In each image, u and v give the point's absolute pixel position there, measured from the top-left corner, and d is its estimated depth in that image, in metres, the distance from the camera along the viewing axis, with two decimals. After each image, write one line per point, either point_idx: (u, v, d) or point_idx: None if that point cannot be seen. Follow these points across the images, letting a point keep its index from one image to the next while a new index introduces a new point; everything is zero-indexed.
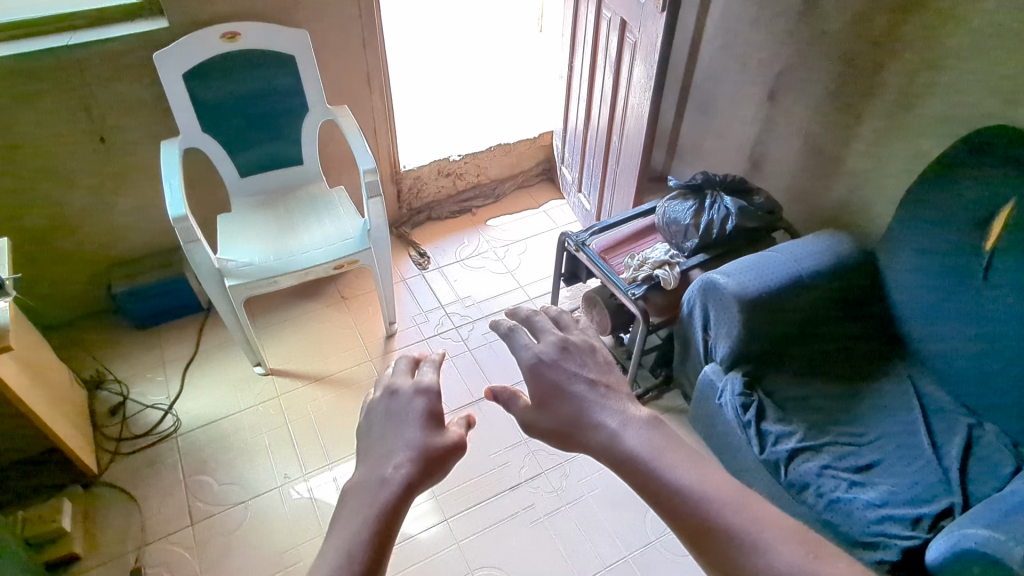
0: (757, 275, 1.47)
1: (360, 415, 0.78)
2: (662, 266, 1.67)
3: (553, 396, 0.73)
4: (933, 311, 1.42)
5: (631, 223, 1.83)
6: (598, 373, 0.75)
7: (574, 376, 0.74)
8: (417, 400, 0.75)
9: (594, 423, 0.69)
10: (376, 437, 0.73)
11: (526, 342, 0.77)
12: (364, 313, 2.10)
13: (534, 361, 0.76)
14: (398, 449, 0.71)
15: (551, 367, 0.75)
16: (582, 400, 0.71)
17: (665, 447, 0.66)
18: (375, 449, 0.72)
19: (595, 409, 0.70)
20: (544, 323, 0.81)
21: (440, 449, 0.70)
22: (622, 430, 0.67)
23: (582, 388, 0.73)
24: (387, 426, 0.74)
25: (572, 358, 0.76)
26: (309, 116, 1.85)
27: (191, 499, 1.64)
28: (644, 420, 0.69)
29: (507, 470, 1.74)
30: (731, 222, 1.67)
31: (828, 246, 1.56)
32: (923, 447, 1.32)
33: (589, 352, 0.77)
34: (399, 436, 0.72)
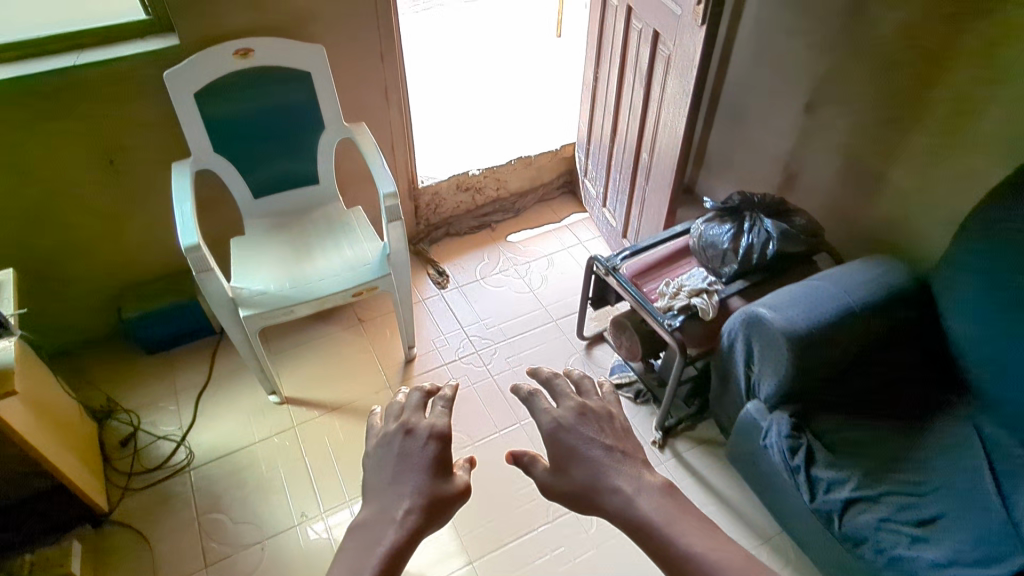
0: (805, 309, 1.37)
1: (370, 448, 0.79)
2: (700, 294, 1.57)
3: (569, 461, 0.73)
4: (995, 349, 1.31)
5: (663, 246, 1.74)
6: (615, 439, 0.75)
7: (591, 441, 0.73)
8: (429, 445, 0.77)
9: (610, 489, 0.69)
10: (383, 480, 0.75)
11: (543, 406, 0.77)
12: (382, 336, 2.02)
13: (552, 424, 0.75)
14: (407, 494, 0.73)
15: (569, 431, 0.74)
16: (599, 465, 0.71)
17: (679, 518, 0.67)
18: (380, 491, 0.74)
19: (610, 476, 0.70)
20: (563, 385, 0.81)
21: (444, 501, 0.73)
22: (639, 497, 0.68)
23: (599, 453, 0.73)
24: (396, 467, 0.76)
25: (588, 423, 0.75)
26: (325, 134, 1.77)
27: (205, 539, 1.57)
28: (659, 487, 0.69)
29: (534, 508, 1.66)
30: (772, 246, 1.57)
31: (878, 275, 1.46)
32: (990, 498, 1.22)
33: (607, 418, 0.76)
34: (408, 482, 0.74)
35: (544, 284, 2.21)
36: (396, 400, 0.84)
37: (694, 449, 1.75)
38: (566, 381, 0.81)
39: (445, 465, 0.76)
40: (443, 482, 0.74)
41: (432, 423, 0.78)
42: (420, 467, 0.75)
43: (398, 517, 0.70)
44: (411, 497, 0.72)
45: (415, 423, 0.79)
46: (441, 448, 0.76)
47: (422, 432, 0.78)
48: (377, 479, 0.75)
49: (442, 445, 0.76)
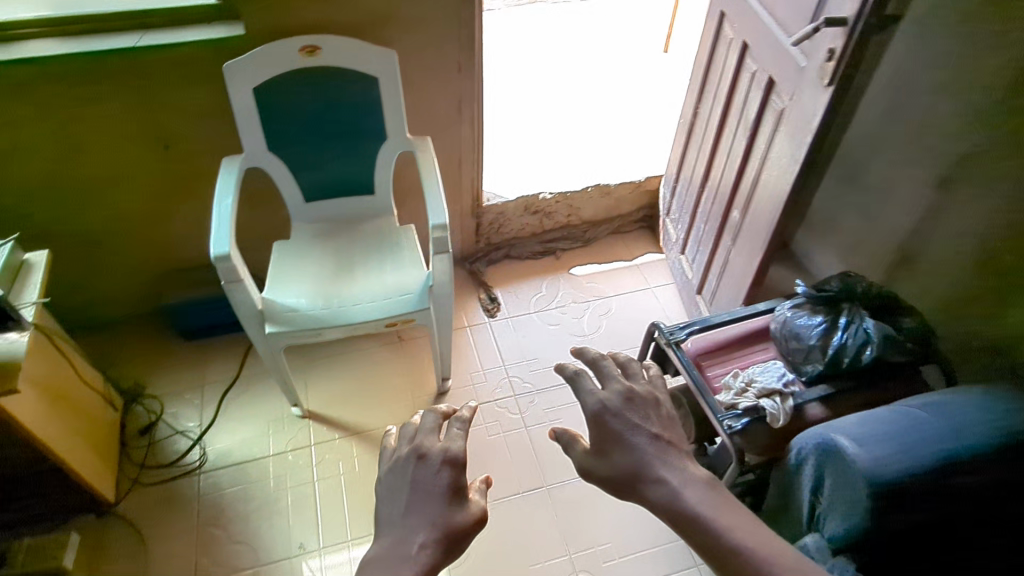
0: (898, 449, 1.13)
1: (389, 463, 0.82)
2: (772, 395, 1.34)
3: (613, 444, 0.79)
4: None
5: (737, 324, 1.52)
6: (661, 425, 0.81)
7: (637, 428, 0.80)
8: (443, 472, 0.77)
9: (654, 478, 0.77)
10: (398, 510, 0.76)
11: (592, 389, 0.83)
12: (418, 360, 1.90)
13: (598, 407, 0.81)
14: (421, 527, 0.73)
15: (615, 416, 0.80)
16: (644, 453, 0.78)
17: (722, 506, 0.76)
18: (393, 522, 0.75)
19: (655, 465, 0.78)
20: (610, 370, 0.86)
21: (460, 531, 0.73)
22: (683, 488, 0.76)
23: (646, 441, 0.79)
24: (412, 495, 0.77)
25: (635, 411, 0.81)
26: (387, 144, 1.64)
27: (199, 554, 1.51)
28: (703, 481, 0.77)
29: None
30: (869, 351, 1.33)
31: (1001, 419, 1.19)
32: None
33: (653, 405, 0.82)
34: (422, 512, 0.75)
35: (601, 330, 2.02)
36: (410, 423, 0.85)
37: None
38: (611, 367, 0.86)
39: (459, 491, 0.76)
40: (457, 514, 0.75)
41: (447, 448, 0.79)
42: (434, 498, 0.76)
43: (412, 554, 0.71)
44: (424, 530, 0.73)
45: (429, 448, 0.79)
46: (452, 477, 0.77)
47: (434, 458, 0.79)
48: (395, 498, 0.77)
49: (458, 473, 0.77)
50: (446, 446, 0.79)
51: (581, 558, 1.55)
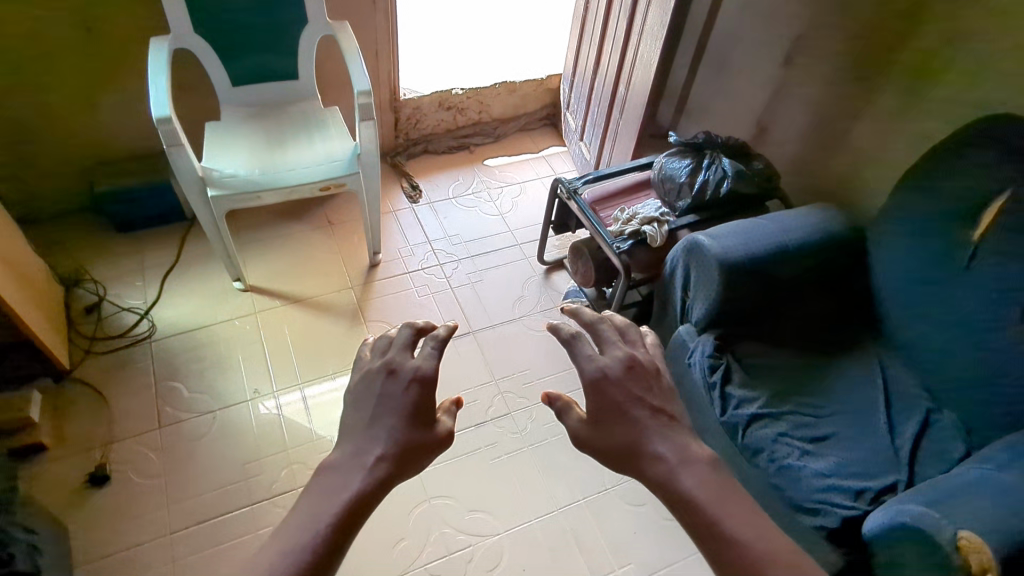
0: (743, 241, 1.46)
1: (357, 379, 0.83)
2: (651, 222, 1.64)
3: (612, 415, 0.76)
4: (911, 299, 1.45)
5: (625, 176, 1.81)
6: (660, 399, 0.78)
7: (636, 400, 0.77)
8: (410, 389, 0.79)
9: (652, 454, 0.73)
10: (362, 419, 0.78)
11: (588, 354, 0.80)
12: (349, 239, 2.09)
13: (595, 373, 0.78)
14: (379, 440, 0.76)
15: (614, 385, 0.78)
16: (641, 426, 0.75)
17: (721, 491, 0.71)
18: (359, 431, 0.77)
19: (653, 440, 0.74)
20: (609, 336, 0.84)
21: (416, 450, 0.76)
22: (682, 470, 0.71)
23: (643, 415, 0.76)
24: (375, 407, 0.79)
25: (634, 380, 0.78)
26: (308, 29, 1.78)
27: (161, 404, 1.67)
28: (703, 461, 0.73)
29: (474, 407, 1.76)
30: (726, 184, 1.64)
31: (818, 220, 1.55)
32: (879, 425, 1.38)
33: (653, 377, 0.80)
34: (383, 425, 0.77)
35: (514, 209, 2.27)
36: (387, 338, 0.86)
37: None
38: (609, 335, 0.83)
39: (427, 412, 0.79)
40: (415, 432, 0.77)
41: (418, 366, 0.80)
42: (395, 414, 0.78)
43: (367, 463, 0.73)
44: (383, 443, 0.75)
45: (399, 365, 0.81)
46: (422, 396, 0.79)
47: (405, 375, 0.80)
48: (360, 413, 0.79)
49: (423, 393, 0.79)
50: (422, 366, 0.80)
51: (505, 381, 1.82)
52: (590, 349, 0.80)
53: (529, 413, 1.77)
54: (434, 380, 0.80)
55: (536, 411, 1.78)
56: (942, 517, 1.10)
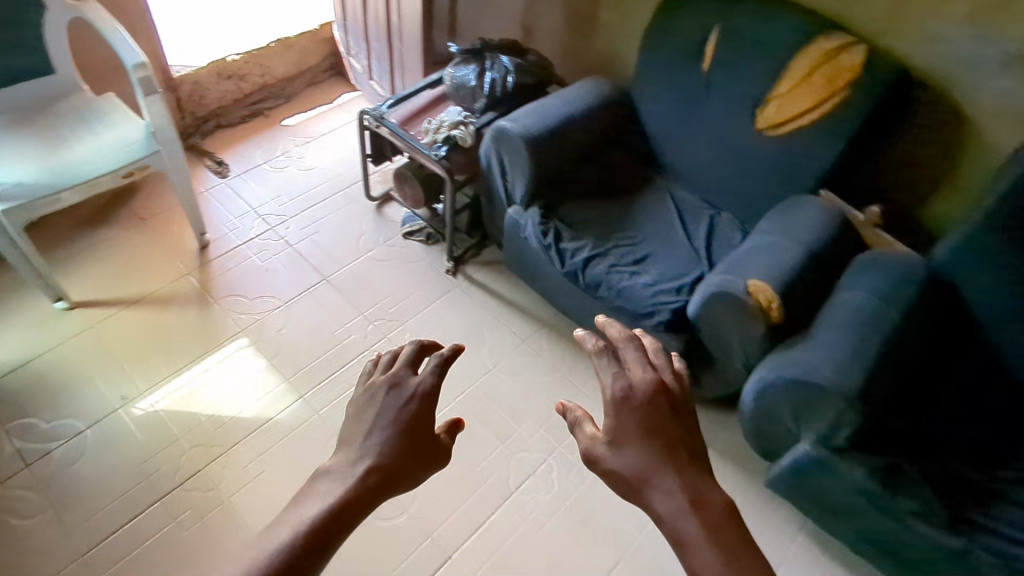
0: (538, 119, 1.69)
1: (358, 391, 0.79)
2: (458, 126, 1.81)
3: (626, 438, 0.69)
4: (677, 132, 1.78)
5: (420, 97, 1.94)
6: (682, 434, 0.70)
7: (651, 426, 0.69)
8: (412, 403, 0.76)
9: (665, 488, 0.66)
10: (360, 428, 0.74)
11: (610, 370, 0.73)
12: (168, 230, 2.01)
13: (615, 394, 0.71)
14: (372, 450, 0.72)
15: (631, 408, 0.70)
16: (654, 455, 0.68)
17: (728, 536, 0.63)
18: (353, 438, 0.73)
19: (665, 473, 0.67)
20: (635, 353, 0.75)
21: (407, 465, 0.72)
22: (688, 513, 0.64)
23: (658, 443, 0.68)
24: (370, 418, 0.75)
25: (652, 406, 0.70)
26: (48, 15, 1.65)
27: (19, 441, 1.56)
28: (713, 504, 0.65)
29: (350, 343, 1.85)
30: (510, 79, 1.85)
31: (593, 89, 1.81)
32: (680, 235, 1.71)
33: (678, 407, 0.71)
34: (377, 435, 0.73)
35: (327, 160, 2.30)
36: (392, 351, 0.83)
37: (482, 270, 2.06)
38: (635, 349, 0.75)
39: (429, 428, 0.75)
40: (407, 444, 0.73)
41: (420, 383, 0.78)
42: (388, 426, 0.74)
43: (359, 471, 0.70)
44: (377, 453, 0.71)
45: (403, 378, 0.78)
46: (422, 411, 0.76)
47: (408, 389, 0.77)
48: (354, 425, 0.75)
49: (423, 408, 0.76)
50: (428, 378, 0.78)
51: (371, 312, 1.92)
52: (611, 358, 0.75)
53: (403, 331, 1.89)
54: (434, 397, 0.77)
55: (410, 327, 1.90)
56: (733, 282, 1.44)
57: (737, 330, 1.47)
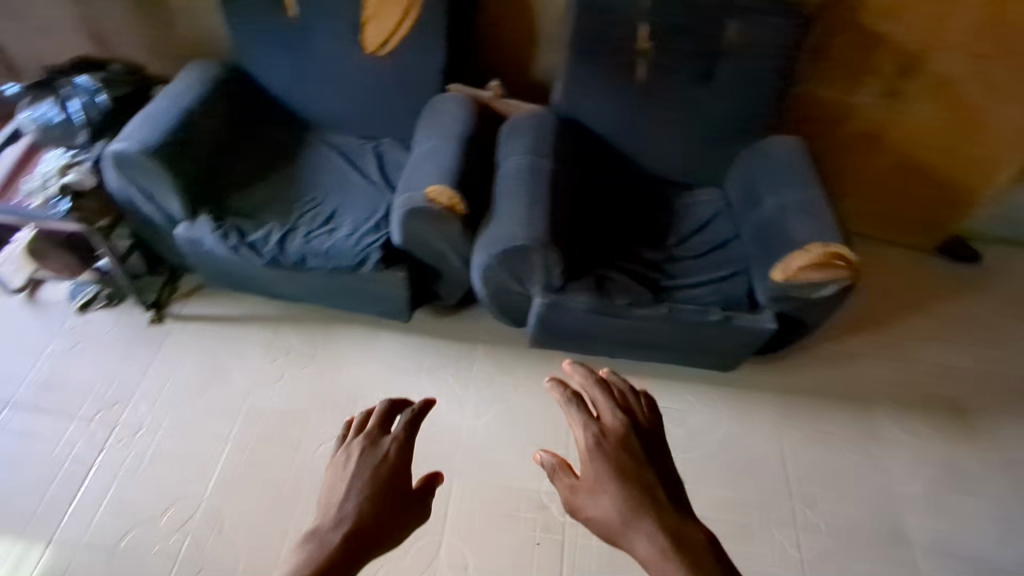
0: (152, 128, 1.55)
1: (332, 456, 0.80)
2: (69, 170, 1.58)
3: (600, 482, 0.75)
4: (302, 85, 1.80)
5: (3, 157, 1.64)
6: (657, 477, 0.77)
7: (621, 474, 0.75)
8: (385, 464, 0.78)
9: (641, 530, 0.71)
10: (334, 496, 0.75)
11: (580, 419, 0.80)
12: None
13: (587, 442, 0.78)
14: (348, 512, 0.73)
15: (602, 452, 0.77)
16: (625, 498, 0.73)
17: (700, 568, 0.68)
18: (328, 505, 0.74)
19: (641, 518, 0.72)
20: (604, 398, 0.83)
21: (380, 523, 0.73)
22: (663, 556, 0.68)
23: (632, 487, 0.74)
24: (342, 486, 0.75)
25: (619, 449, 0.77)
26: None
27: None
28: (688, 541, 0.70)
29: (80, 453, 1.60)
30: (103, 97, 1.67)
31: (198, 77, 1.70)
32: (354, 178, 1.74)
33: (648, 447, 0.79)
34: (350, 498, 0.74)
35: None
36: (368, 414, 0.84)
37: (188, 303, 1.89)
38: (602, 398, 0.83)
39: (405, 487, 0.77)
40: (376, 506, 0.74)
41: (394, 442, 0.80)
42: (359, 489, 0.75)
43: (331, 537, 0.70)
44: (353, 514, 0.73)
45: (378, 439, 0.80)
46: (395, 468, 0.78)
47: (381, 447, 0.79)
48: (331, 489, 0.75)
49: (397, 468, 0.78)
50: (398, 435, 0.80)
51: (88, 409, 1.67)
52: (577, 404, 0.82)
53: (135, 408, 1.68)
54: (406, 455, 0.79)
55: (140, 399, 1.70)
56: (408, 198, 1.52)
57: (439, 235, 1.56)
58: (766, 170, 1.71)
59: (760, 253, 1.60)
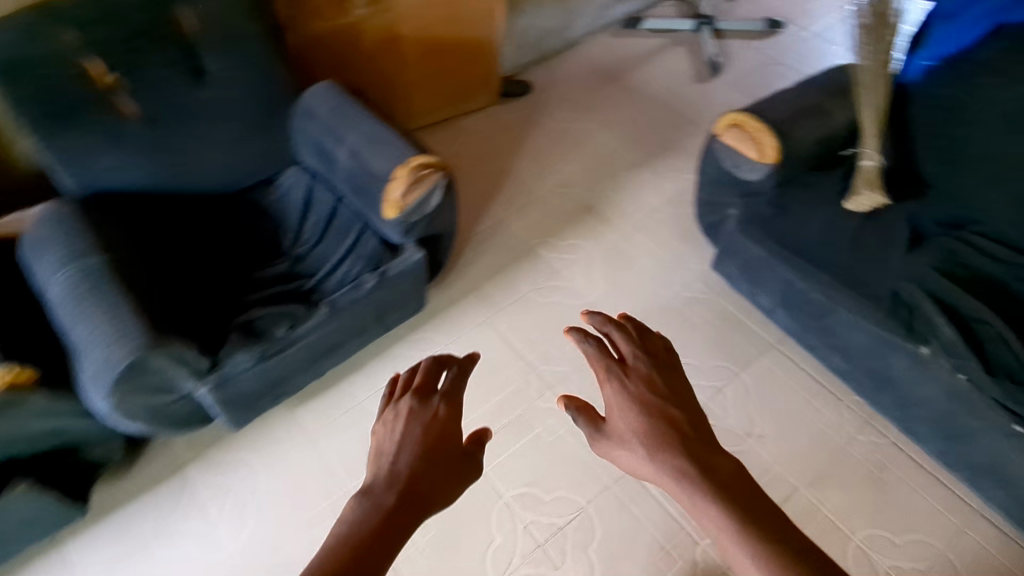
0: None
1: (378, 422, 0.91)
2: None
3: (623, 414, 0.93)
4: None
5: None
6: (680, 410, 0.94)
7: (642, 412, 0.93)
8: (435, 422, 0.90)
9: (662, 457, 0.88)
10: (388, 446, 0.86)
11: (607, 368, 0.99)
12: None
13: (614, 386, 0.96)
14: (398, 466, 0.84)
15: (627, 394, 0.95)
16: (650, 430, 0.91)
17: (725, 491, 0.84)
18: (382, 455, 0.86)
19: (665, 450, 0.88)
20: (626, 347, 1.01)
21: (432, 478, 0.84)
22: (689, 480, 0.85)
23: (658, 420, 0.92)
24: (399, 443, 0.87)
25: (635, 388, 0.96)
26: None
27: None
28: (719, 468, 0.87)
29: None
30: None
31: None
32: None
33: (675, 383, 0.97)
34: (403, 453, 0.85)
35: None
36: (411, 380, 0.97)
37: None
38: (625, 341, 1.02)
39: (458, 445, 0.88)
40: (432, 461, 0.85)
41: (440, 405, 0.91)
42: (411, 447, 0.86)
43: (390, 492, 0.80)
44: (407, 456, 0.85)
45: (426, 401, 0.92)
46: (441, 426, 0.90)
47: (426, 407, 0.91)
48: (383, 444, 0.87)
49: (443, 424, 0.90)
50: (440, 394, 0.93)
51: None
52: (599, 344, 1.01)
53: None
54: (450, 416, 0.91)
55: None
56: None
57: (27, 421, 1.23)
58: (316, 126, 1.65)
59: (365, 201, 1.59)
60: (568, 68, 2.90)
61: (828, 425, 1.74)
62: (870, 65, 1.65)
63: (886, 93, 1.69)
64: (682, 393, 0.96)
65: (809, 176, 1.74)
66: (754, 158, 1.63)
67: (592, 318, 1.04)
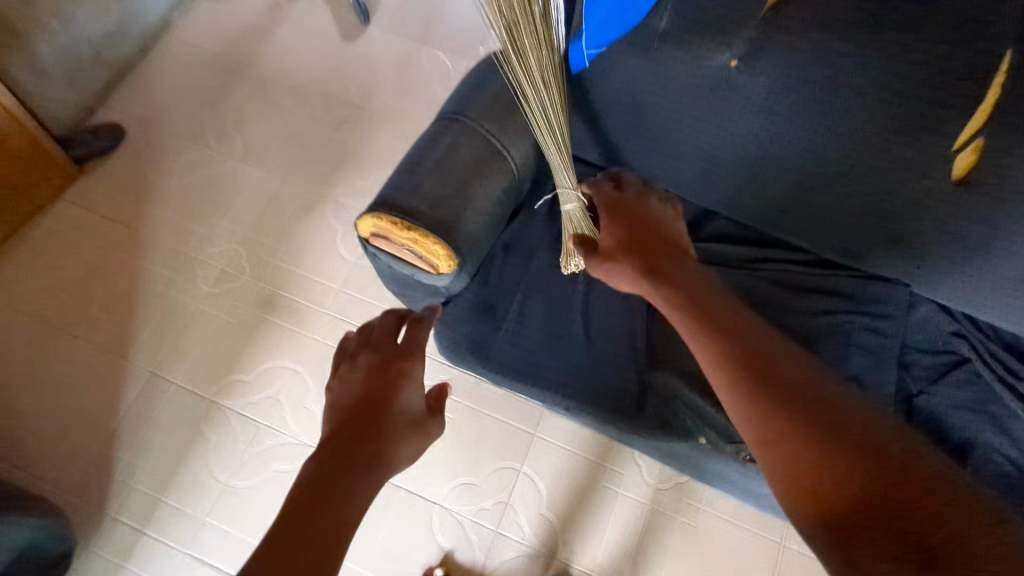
0: None
1: (337, 371, 0.93)
2: None
3: (609, 217, 1.08)
4: None
5: None
6: (671, 237, 1.07)
7: (619, 223, 1.06)
8: (389, 373, 0.90)
9: (636, 258, 1.00)
10: (344, 396, 0.88)
11: (604, 193, 1.12)
12: None
13: (606, 203, 1.11)
14: (357, 418, 0.84)
15: (618, 205, 1.09)
16: (627, 229, 1.04)
17: (699, 281, 0.93)
18: (340, 407, 0.86)
19: (654, 257, 0.99)
20: (621, 188, 1.12)
21: (387, 433, 0.83)
22: (668, 273, 0.95)
23: (639, 229, 1.04)
24: (349, 392, 0.88)
25: (619, 207, 1.09)
26: None
27: None
28: (700, 275, 0.96)
29: None
30: None
31: None
32: None
33: (656, 216, 1.08)
34: (357, 400, 0.86)
35: None
36: (371, 329, 0.98)
37: None
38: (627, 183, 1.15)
39: (418, 396, 0.89)
40: (389, 412, 0.85)
41: (397, 357, 0.92)
42: (369, 396, 0.86)
43: (347, 445, 0.79)
44: (355, 407, 0.85)
45: (388, 352, 0.93)
46: (395, 381, 0.89)
47: (378, 357, 0.92)
48: (342, 395, 0.88)
49: (388, 378, 0.89)
50: (397, 350, 0.92)
51: None
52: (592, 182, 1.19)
53: None
54: (415, 372, 0.91)
55: None
56: None
57: None
58: None
59: None
60: (165, 72, 1.95)
61: (627, 491, 1.53)
62: (529, 76, 1.11)
63: (562, 95, 1.19)
64: (660, 218, 1.07)
65: (506, 234, 1.29)
66: (427, 271, 1.14)
67: (597, 180, 1.18)
